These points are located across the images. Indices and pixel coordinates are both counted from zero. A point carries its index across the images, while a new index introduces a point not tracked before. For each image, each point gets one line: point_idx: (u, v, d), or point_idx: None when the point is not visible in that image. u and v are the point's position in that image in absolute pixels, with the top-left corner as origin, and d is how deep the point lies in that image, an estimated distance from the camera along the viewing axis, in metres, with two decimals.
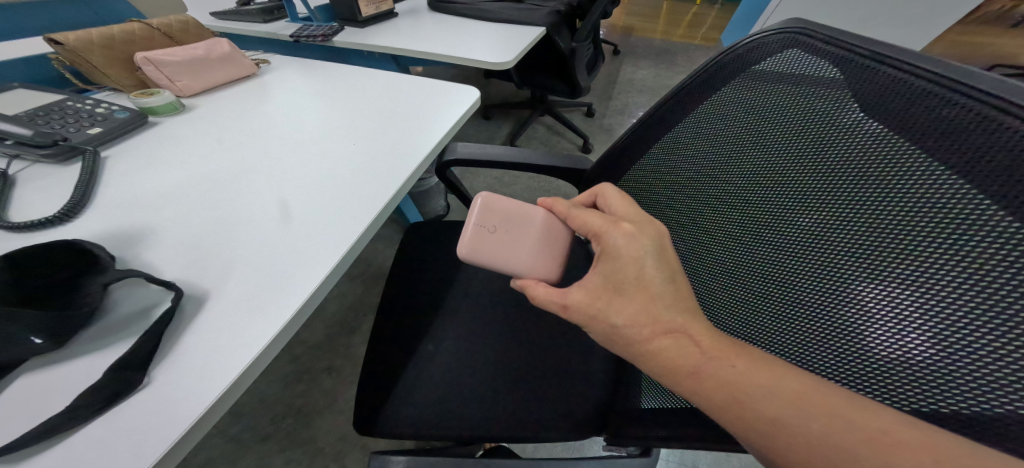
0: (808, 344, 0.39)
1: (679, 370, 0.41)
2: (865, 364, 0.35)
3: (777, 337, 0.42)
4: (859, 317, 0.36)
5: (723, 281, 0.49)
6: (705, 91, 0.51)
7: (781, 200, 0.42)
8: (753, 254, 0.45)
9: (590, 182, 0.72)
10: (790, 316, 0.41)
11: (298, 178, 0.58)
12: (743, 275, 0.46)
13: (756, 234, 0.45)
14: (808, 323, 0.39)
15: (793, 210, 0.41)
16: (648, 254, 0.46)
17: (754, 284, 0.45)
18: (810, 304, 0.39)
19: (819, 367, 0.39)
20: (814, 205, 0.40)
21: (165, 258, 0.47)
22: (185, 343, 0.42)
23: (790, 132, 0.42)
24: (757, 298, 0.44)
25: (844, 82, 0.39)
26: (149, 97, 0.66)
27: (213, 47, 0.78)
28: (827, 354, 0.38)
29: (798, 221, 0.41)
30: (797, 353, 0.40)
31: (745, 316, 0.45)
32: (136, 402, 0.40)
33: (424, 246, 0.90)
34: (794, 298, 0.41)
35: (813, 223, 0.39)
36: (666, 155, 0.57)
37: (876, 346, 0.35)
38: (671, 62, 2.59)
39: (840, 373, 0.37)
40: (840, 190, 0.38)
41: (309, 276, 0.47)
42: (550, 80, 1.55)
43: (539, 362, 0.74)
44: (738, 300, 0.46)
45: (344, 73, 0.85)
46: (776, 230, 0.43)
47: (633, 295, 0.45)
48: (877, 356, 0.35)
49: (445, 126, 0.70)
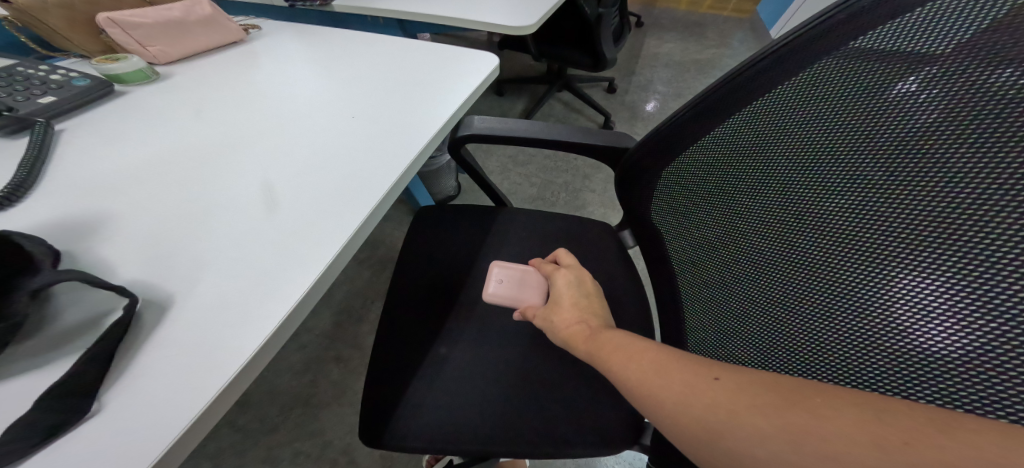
0: (835, 354, 0.36)
1: (578, 339, 0.45)
2: (886, 384, 0.32)
3: (803, 337, 0.39)
4: (878, 317, 0.33)
5: (757, 275, 0.45)
6: (759, 77, 0.44)
7: (819, 190, 0.39)
8: (783, 243, 0.43)
9: (630, 164, 0.62)
10: (822, 320, 0.38)
11: (285, 157, 0.49)
12: (780, 272, 0.43)
13: (787, 223, 0.42)
14: (839, 332, 0.36)
15: (827, 198, 0.38)
16: (573, 282, 0.52)
17: (791, 282, 0.41)
18: (842, 310, 0.36)
19: (832, 371, 0.36)
20: (847, 193, 0.37)
21: (124, 254, 0.40)
22: (142, 362, 0.34)
23: (833, 110, 0.38)
24: (793, 298, 0.41)
25: (907, 57, 0.34)
26: (113, 63, 0.58)
27: (191, 9, 0.69)
28: (853, 368, 0.35)
29: (844, 223, 0.37)
30: (823, 359, 0.37)
31: (778, 314, 0.42)
32: (83, 434, 0.32)
33: (436, 234, 0.81)
34: (827, 302, 0.38)
35: (861, 227, 0.36)
36: (727, 136, 0.48)
37: (896, 347, 0.32)
38: (700, 35, 2.41)
39: (848, 377, 0.35)
40: (881, 176, 0.35)
41: (295, 277, 0.39)
42: (570, 51, 1.43)
43: (566, 366, 0.66)
44: (773, 297, 0.43)
45: (345, 38, 0.74)
46: (817, 229, 0.39)
47: (562, 304, 0.49)
48: (901, 379, 0.32)
49: (458, 97, 0.60)
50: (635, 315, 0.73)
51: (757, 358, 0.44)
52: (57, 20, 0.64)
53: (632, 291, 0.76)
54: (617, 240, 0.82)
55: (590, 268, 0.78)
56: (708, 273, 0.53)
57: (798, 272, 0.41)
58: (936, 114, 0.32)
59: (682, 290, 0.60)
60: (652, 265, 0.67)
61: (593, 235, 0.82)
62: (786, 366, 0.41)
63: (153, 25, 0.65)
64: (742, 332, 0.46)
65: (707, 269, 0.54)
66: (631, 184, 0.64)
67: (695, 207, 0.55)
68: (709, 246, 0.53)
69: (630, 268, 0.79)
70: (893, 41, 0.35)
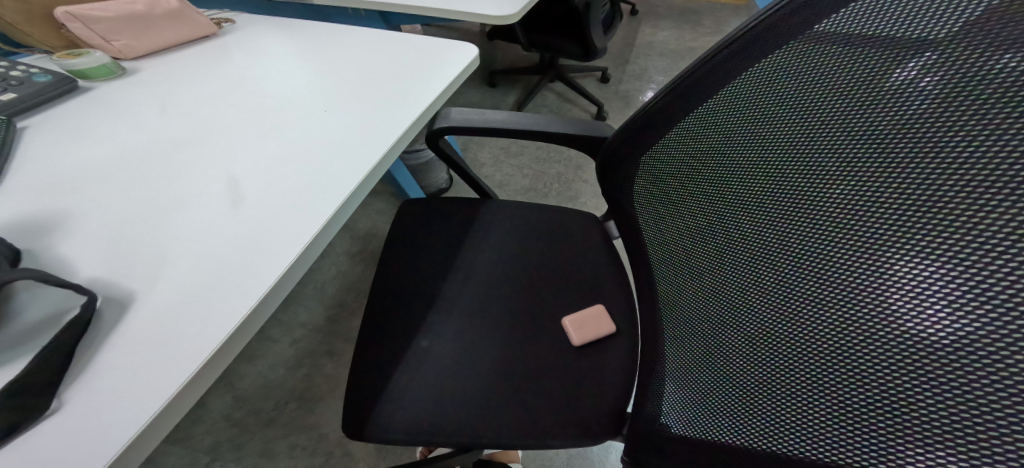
0: (798, 342, 0.36)
1: None
2: (845, 372, 0.32)
3: (770, 325, 0.39)
4: (843, 304, 0.33)
5: (732, 262, 0.45)
6: (753, 53, 0.42)
7: (790, 176, 0.38)
8: (755, 231, 0.42)
9: (610, 152, 0.64)
10: (789, 308, 0.37)
11: (255, 152, 0.50)
12: (751, 259, 0.42)
13: (761, 209, 0.41)
14: (805, 319, 0.36)
15: (797, 182, 0.38)
16: None
17: (762, 269, 0.41)
18: (809, 297, 0.36)
19: (794, 358, 0.36)
20: (816, 177, 0.36)
21: (81, 256, 0.41)
22: (100, 360, 0.35)
23: (824, 98, 0.36)
24: (763, 285, 0.40)
25: (878, 39, 0.33)
26: (76, 59, 0.61)
27: (156, 2, 0.69)
28: (817, 355, 0.34)
29: (814, 209, 0.36)
30: (787, 346, 0.37)
31: (748, 301, 0.42)
32: (41, 433, 0.32)
33: (419, 227, 0.81)
34: (795, 289, 0.37)
35: (828, 212, 0.35)
36: (703, 121, 0.49)
37: (869, 341, 0.31)
38: (695, 23, 2.38)
39: (808, 366, 0.34)
40: (848, 161, 0.34)
41: (262, 272, 0.40)
42: (560, 41, 1.42)
43: (549, 358, 0.66)
44: (744, 284, 0.43)
45: (321, 30, 0.73)
46: (788, 215, 0.38)
47: None
48: (858, 367, 0.31)
49: (433, 88, 0.59)
50: (619, 304, 0.73)
51: (725, 345, 0.44)
52: (17, 14, 0.66)
53: (615, 281, 0.76)
54: (601, 230, 0.82)
55: (573, 259, 0.78)
56: (690, 262, 0.52)
57: (768, 258, 0.40)
58: (930, 104, 0.30)
59: (657, 279, 0.60)
60: (634, 255, 0.67)
61: (576, 225, 0.82)
62: (751, 352, 0.40)
63: (114, 18, 0.66)
64: (715, 319, 0.46)
65: (689, 256, 0.52)
66: (612, 171, 0.66)
67: (678, 193, 0.54)
68: (687, 233, 0.53)
69: (615, 258, 0.79)
70: (889, 25, 0.32)
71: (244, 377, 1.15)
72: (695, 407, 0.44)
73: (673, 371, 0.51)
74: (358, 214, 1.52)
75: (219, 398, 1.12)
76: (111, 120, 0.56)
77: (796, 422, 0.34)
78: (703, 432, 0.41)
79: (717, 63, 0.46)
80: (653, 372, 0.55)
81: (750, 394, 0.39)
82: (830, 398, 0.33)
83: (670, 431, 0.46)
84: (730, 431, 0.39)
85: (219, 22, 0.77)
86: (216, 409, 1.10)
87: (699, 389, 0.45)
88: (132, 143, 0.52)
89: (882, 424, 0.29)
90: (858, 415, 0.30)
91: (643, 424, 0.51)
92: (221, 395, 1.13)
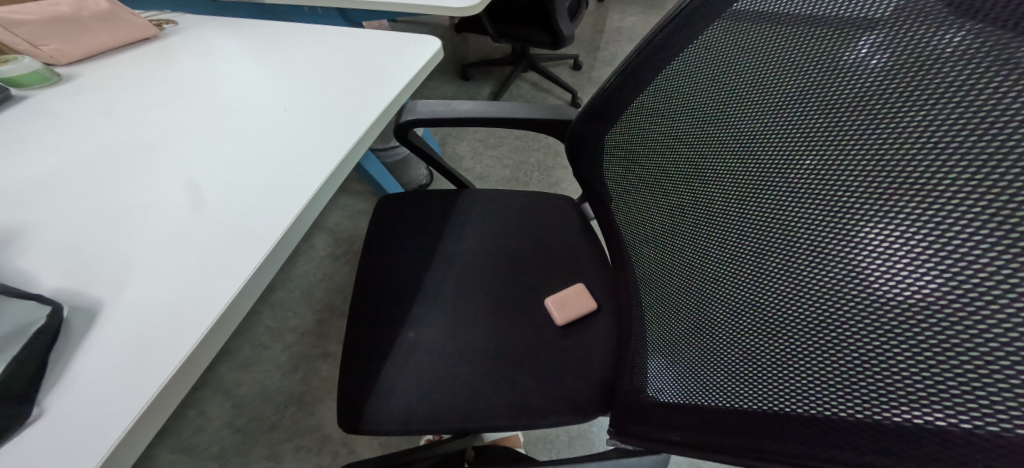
0: (768, 301, 0.36)
1: None
2: (815, 324, 0.32)
3: (744, 287, 0.39)
4: (810, 259, 0.33)
5: (704, 231, 0.45)
6: (710, 17, 0.44)
7: (756, 141, 0.39)
8: (726, 199, 0.42)
9: (578, 132, 0.65)
10: (759, 269, 0.38)
11: (215, 152, 0.50)
12: (723, 226, 0.42)
13: (731, 176, 0.42)
14: (775, 278, 0.36)
15: (764, 146, 0.38)
16: None
17: (734, 235, 0.41)
18: (780, 257, 0.36)
19: (765, 315, 0.36)
20: (782, 139, 0.37)
21: (42, 265, 0.41)
22: (75, 367, 0.35)
23: (785, 71, 0.37)
24: (735, 250, 0.41)
25: (825, 9, 0.35)
26: (6, 66, 0.61)
27: (83, 4, 0.69)
28: (788, 312, 0.34)
29: (780, 168, 0.37)
30: (757, 306, 0.37)
31: (721, 267, 0.42)
32: (26, 439, 0.33)
33: (398, 221, 0.81)
34: (765, 250, 0.37)
35: (797, 170, 0.35)
36: (664, 91, 0.50)
37: (834, 292, 0.31)
38: (661, 7, 2.41)
39: (779, 322, 0.35)
40: (811, 122, 0.35)
41: (231, 272, 0.40)
42: (529, 31, 1.42)
43: (535, 340, 0.67)
44: (717, 250, 0.43)
45: (274, 27, 0.73)
46: (758, 178, 0.39)
47: None
48: (826, 316, 0.32)
49: (395, 81, 0.60)
50: (600, 281, 0.74)
51: (702, 310, 0.44)
52: None
53: (594, 260, 0.77)
54: (578, 212, 0.83)
55: (552, 242, 0.79)
56: (664, 236, 0.53)
57: (739, 224, 0.40)
58: (883, 68, 0.31)
59: (631, 254, 0.61)
60: (608, 232, 0.68)
61: (552, 208, 0.83)
62: (726, 315, 0.40)
63: (39, 21, 0.66)
64: (690, 288, 0.47)
65: (663, 230, 0.53)
66: (582, 151, 0.67)
67: (647, 167, 0.55)
68: (659, 206, 0.53)
69: (593, 238, 0.80)
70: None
71: (241, 385, 1.15)
72: (675, 379, 0.43)
73: (655, 347, 0.50)
74: (339, 216, 1.51)
75: (217, 407, 1.12)
76: (65, 126, 0.55)
77: (770, 378, 0.34)
78: (683, 397, 0.41)
79: (674, 28, 0.47)
80: (636, 344, 0.56)
81: (726, 356, 0.39)
82: (800, 350, 0.33)
83: (654, 399, 0.45)
84: (708, 394, 0.38)
85: (160, 23, 0.77)
86: (216, 418, 1.10)
87: (678, 358, 0.45)
88: (85, 148, 0.52)
89: (850, 371, 0.29)
90: (827, 364, 0.31)
91: (626, 393, 0.52)
92: (219, 404, 1.12)
